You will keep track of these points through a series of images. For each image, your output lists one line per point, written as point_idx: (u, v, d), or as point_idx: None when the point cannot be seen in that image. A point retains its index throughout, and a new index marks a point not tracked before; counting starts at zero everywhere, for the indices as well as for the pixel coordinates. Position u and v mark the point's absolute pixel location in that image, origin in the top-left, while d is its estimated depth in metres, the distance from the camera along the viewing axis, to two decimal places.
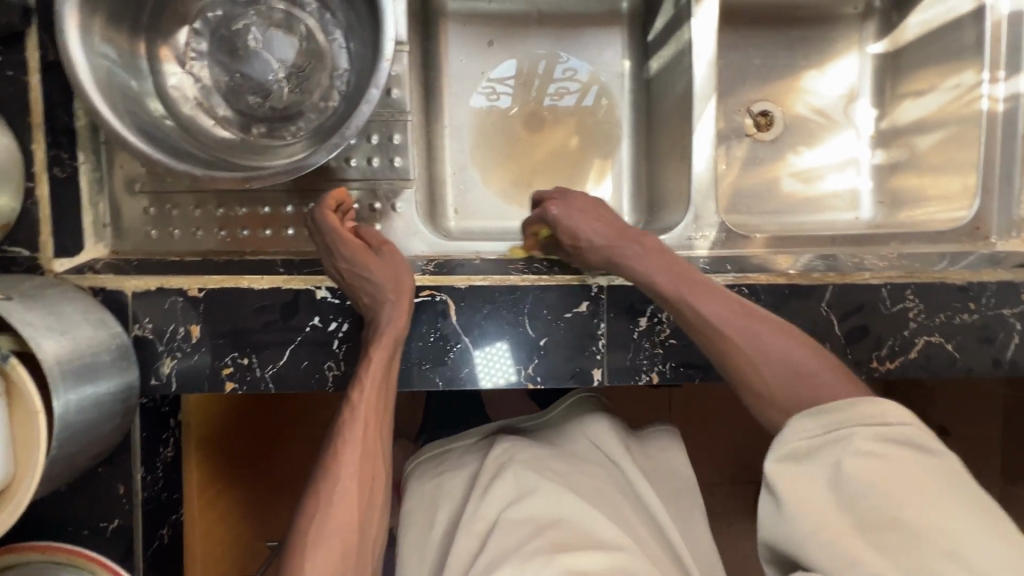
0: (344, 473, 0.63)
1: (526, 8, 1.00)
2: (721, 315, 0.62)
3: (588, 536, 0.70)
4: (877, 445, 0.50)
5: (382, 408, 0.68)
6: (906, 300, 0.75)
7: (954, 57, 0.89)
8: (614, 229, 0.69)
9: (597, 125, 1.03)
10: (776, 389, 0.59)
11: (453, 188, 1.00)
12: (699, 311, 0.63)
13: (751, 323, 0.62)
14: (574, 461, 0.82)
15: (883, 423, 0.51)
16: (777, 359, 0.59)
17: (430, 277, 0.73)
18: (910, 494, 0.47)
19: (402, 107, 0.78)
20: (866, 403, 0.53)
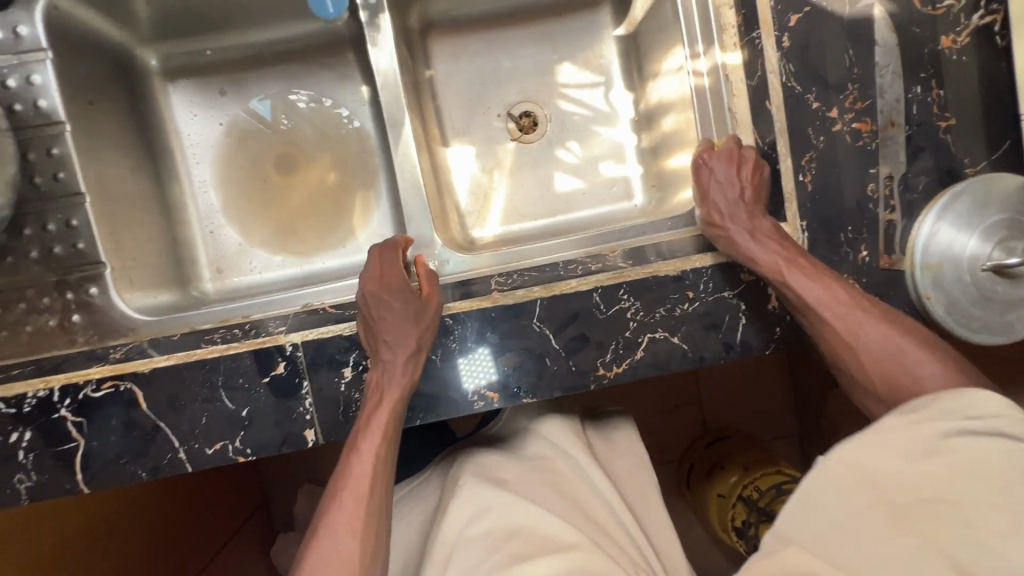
0: (332, 535, 0.61)
1: (249, 51, 0.95)
2: (829, 297, 0.68)
3: (545, 542, 0.69)
4: (954, 440, 0.51)
5: (387, 459, 0.66)
6: (620, 301, 0.72)
7: (668, 36, 0.86)
8: (746, 204, 0.72)
9: (353, 157, 1.00)
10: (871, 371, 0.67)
11: (208, 248, 0.96)
12: (811, 290, 0.68)
13: (853, 312, 0.68)
14: (528, 466, 0.79)
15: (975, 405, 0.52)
16: (878, 346, 0.66)
17: (111, 367, 0.68)
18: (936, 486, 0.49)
19: (74, 190, 0.75)
20: (937, 400, 0.55)
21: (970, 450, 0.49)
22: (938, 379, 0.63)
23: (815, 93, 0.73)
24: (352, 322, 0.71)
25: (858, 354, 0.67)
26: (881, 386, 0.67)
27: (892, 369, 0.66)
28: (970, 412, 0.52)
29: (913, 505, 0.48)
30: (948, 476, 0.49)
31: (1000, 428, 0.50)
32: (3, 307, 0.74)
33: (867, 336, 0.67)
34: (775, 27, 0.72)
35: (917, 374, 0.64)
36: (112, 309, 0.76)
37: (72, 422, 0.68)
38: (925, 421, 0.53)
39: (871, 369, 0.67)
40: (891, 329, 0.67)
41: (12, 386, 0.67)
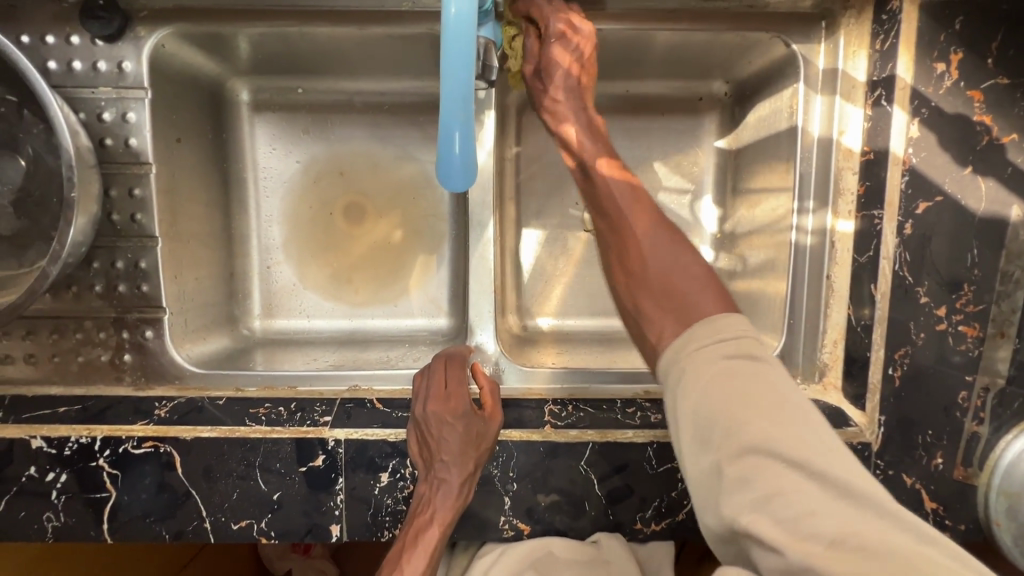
0: None
1: (341, 98, 0.93)
2: (631, 197, 0.63)
3: None
4: (726, 369, 0.49)
5: None
6: (673, 460, 0.70)
7: (774, 174, 0.81)
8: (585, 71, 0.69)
9: (420, 218, 0.97)
10: (648, 273, 0.59)
11: (261, 284, 0.95)
12: (617, 195, 0.63)
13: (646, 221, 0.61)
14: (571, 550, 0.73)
15: (726, 373, 0.49)
16: (661, 259, 0.59)
17: (153, 428, 0.68)
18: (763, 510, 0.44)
19: (149, 232, 0.74)
20: (705, 329, 0.53)
21: (737, 376, 0.49)
22: (708, 305, 0.55)
23: (926, 286, 0.68)
24: (399, 429, 0.69)
25: (640, 274, 0.59)
26: (655, 295, 0.58)
27: (663, 275, 0.58)
28: (731, 338, 0.51)
29: (756, 478, 0.45)
30: (761, 428, 0.46)
31: (748, 350, 0.50)
32: (59, 334, 0.74)
33: (650, 235, 0.60)
34: (899, 211, 0.67)
35: (692, 302, 0.55)
36: (163, 355, 0.75)
37: (107, 473, 0.67)
38: (706, 359, 0.51)
39: (653, 284, 0.58)
40: (681, 259, 0.59)
41: (56, 428, 0.67)
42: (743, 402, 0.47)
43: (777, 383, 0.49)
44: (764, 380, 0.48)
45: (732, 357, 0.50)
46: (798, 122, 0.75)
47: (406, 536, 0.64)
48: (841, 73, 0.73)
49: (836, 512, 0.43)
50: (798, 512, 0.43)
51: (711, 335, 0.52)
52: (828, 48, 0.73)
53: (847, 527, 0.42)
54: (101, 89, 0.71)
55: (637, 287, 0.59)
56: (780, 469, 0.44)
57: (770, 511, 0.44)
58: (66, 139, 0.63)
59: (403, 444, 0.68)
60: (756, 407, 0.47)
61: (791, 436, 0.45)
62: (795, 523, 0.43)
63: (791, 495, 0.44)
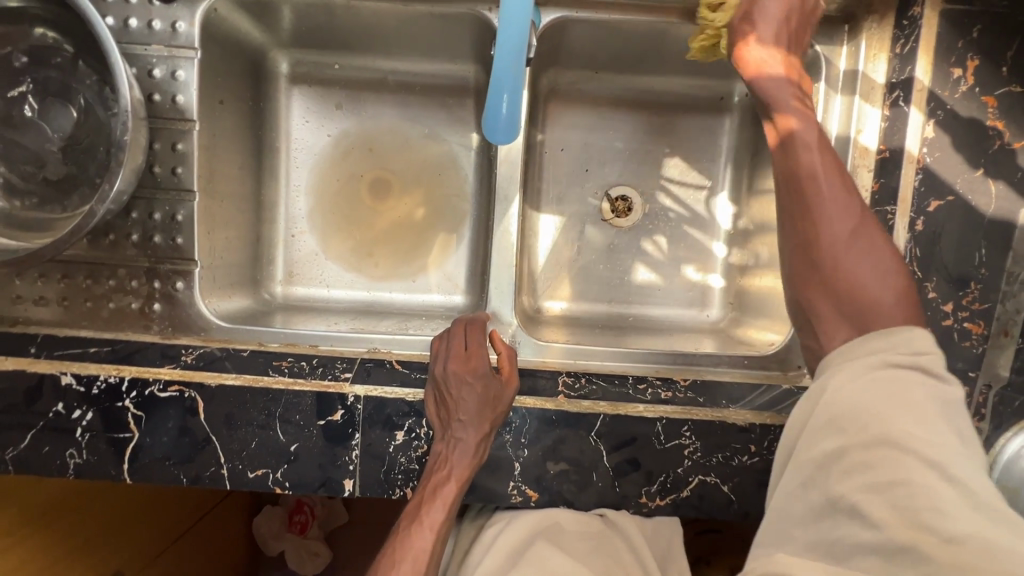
0: None
1: (375, 76, 0.96)
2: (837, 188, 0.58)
3: None
4: (891, 375, 0.49)
5: (438, 537, 0.67)
6: (680, 437, 0.72)
7: None
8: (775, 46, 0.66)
9: (445, 198, 1.00)
10: (835, 269, 0.55)
11: (285, 251, 0.98)
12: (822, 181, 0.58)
13: (835, 213, 0.57)
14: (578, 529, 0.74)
15: (887, 376, 0.49)
16: (858, 257, 0.55)
17: (179, 372, 0.70)
18: (883, 494, 0.44)
19: (187, 186, 0.76)
20: (883, 336, 0.52)
21: (899, 382, 0.49)
22: (899, 315, 0.53)
23: (934, 282, 0.70)
24: (417, 389, 0.72)
25: (830, 271, 0.55)
26: (834, 293, 0.55)
27: (844, 276, 0.55)
28: (907, 353, 0.50)
29: (881, 467, 0.45)
30: (903, 426, 0.46)
31: (920, 362, 0.50)
32: (93, 280, 0.76)
33: (837, 229, 0.56)
34: (912, 208, 0.70)
35: (879, 308, 0.53)
36: (191, 306, 0.78)
37: (132, 414, 0.70)
38: (873, 362, 0.51)
39: (838, 277, 0.55)
40: (877, 260, 0.55)
41: (86, 366, 0.70)
42: (897, 403, 0.48)
43: (934, 396, 0.48)
44: (920, 391, 0.48)
45: (901, 366, 0.50)
46: (817, 120, 0.78)
47: (424, 491, 0.67)
48: (861, 74, 0.75)
49: (968, 516, 0.41)
50: (923, 506, 0.43)
51: (887, 345, 0.51)
52: (849, 50, 0.76)
53: (977, 531, 0.40)
54: (153, 46, 0.74)
55: (823, 276, 0.56)
56: (923, 469, 0.44)
57: (890, 496, 0.44)
58: (124, 90, 0.66)
59: (420, 404, 0.71)
60: (901, 407, 0.47)
61: (934, 439, 0.46)
62: (913, 513, 0.42)
63: (916, 487, 0.43)
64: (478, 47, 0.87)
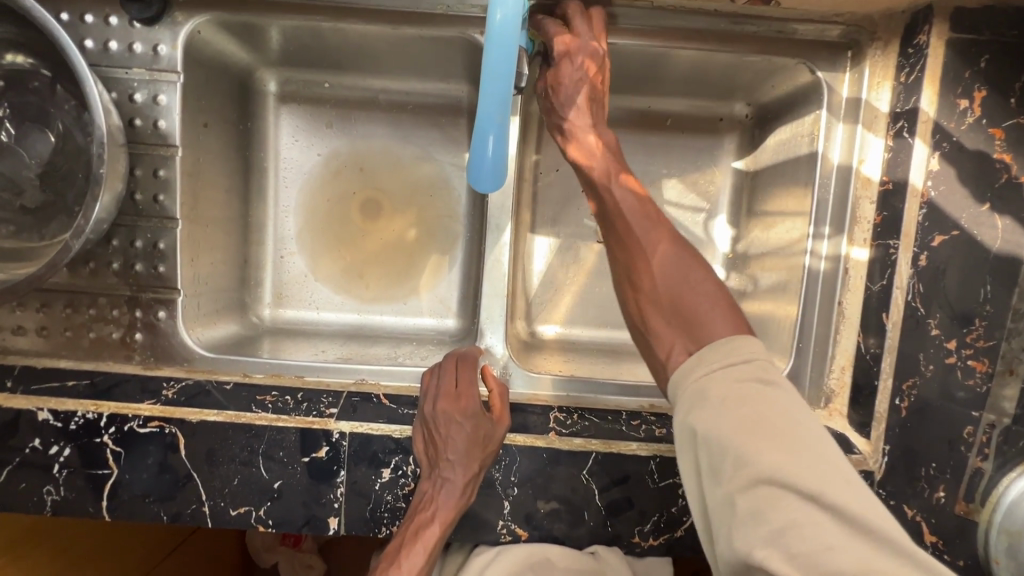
0: None
1: (366, 94, 0.94)
2: (645, 212, 0.62)
3: None
4: (735, 393, 0.50)
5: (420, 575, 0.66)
6: (675, 475, 0.70)
7: (791, 197, 0.82)
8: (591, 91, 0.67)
9: (437, 219, 0.98)
10: (655, 287, 0.58)
11: (274, 273, 0.96)
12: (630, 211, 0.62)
13: (651, 238, 0.60)
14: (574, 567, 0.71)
15: (732, 405, 0.49)
16: (673, 275, 0.58)
17: (159, 408, 0.68)
18: (784, 540, 0.45)
19: (170, 214, 0.74)
20: (720, 350, 0.52)
21: (748, 406, 0.49)
22: (721, 322, 0.55)
23: (938, 318, 0.68)
24: (405, 426, 0.70)
25: (652, 291, 0.58)
26: (665, 312, 0.57)
27: (667, 295, 0.57)
28: (742, 362, 0.51)
29: (766, 509, 0.46)
30: (774, 460, 0.47)
31: (759, 376, 0.51)
32: (72, 308, 0.74)
33: (657, 248, 0.59)
34: (915, 242, 0.68)
35: (707, 319, 0.55)
36: (173, 336, 0.76)
37: (111, 450, 0.68)
38: (713, 390, 0.51)
39: (663, 300, 0.57)
40: (693, 273, 0.58)
41: (63, 401, 0.68)
42: (753, 431, 0.48)
43: (787, 410, 0.49)
44: (763, 404, 0.49)
45: (741, 381, 0.50)
46: (818, 147, 0.76)
47: (407, 532, 0.65)
48: (864, 103, 0.73)
49: (851, 546, 0.44)
50: (812, 544, 0.44)
51: (723, 358, 0.52)
52: (852, 77, 0.74)
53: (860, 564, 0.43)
54: (134, 70, 0.72)
55: (652, 302, 0.58)
56: (803, 504, 0.45)
57: (784, 542, 0.45)
58: (100, 118, 0.63)
59: (407, 442, 0.69)
60: (758, 433, 0.48)
61: (795, 461, 0.47)
62: (811, 559, 0.44)
63: (806, 528, 0.45)
64: (471, 68, 0.85)
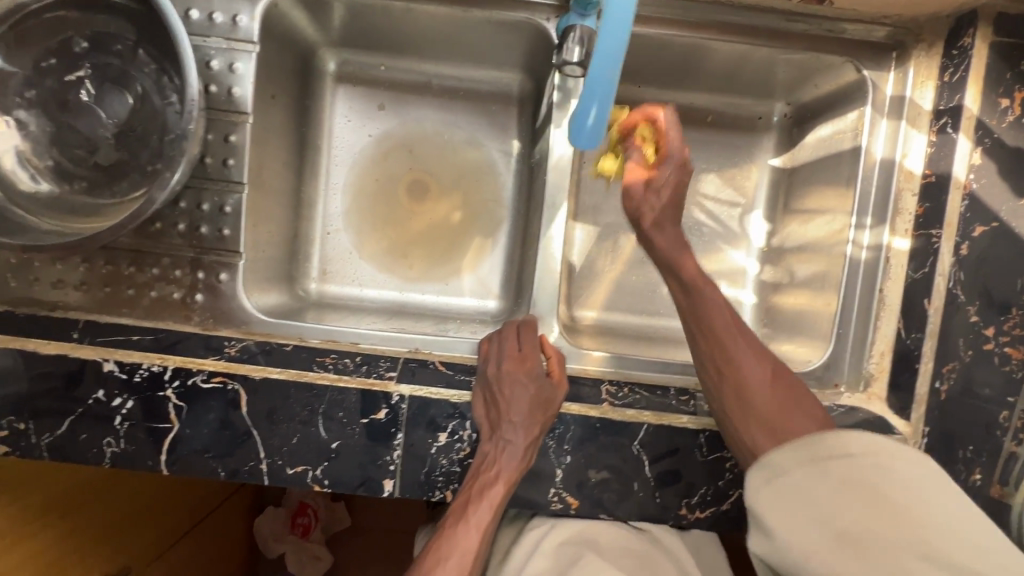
0: None
1: (420, 78, 0.97)
2: (725, 308, 0.70)
3: None
4: (854, 475, 0.52)
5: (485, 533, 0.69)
6: (723, 449, 0.72)
7: (833, 192, 0.85)
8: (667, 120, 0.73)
9: (481, 203, 1.00)
10: (751, 383, 0.65)
11: (321, 248, 0.98)
12: (714, 308, 0.70)
13: (734, 332, 0.69)
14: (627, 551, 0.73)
15: (846, 459, 0.54)
16: (757, 379, 0.66)
17: (224, 363, 0.69)
18: (861, 518, 0.50)
19: (237, 178, 0.76)
20: (832, 436, 0.56)
21: (856, 438, 0.55)
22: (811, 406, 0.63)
23: (978, 306, 0.70)
24: (462, 391, 0.71)
25: (733, 385, 0.67)
26: (749, 417, 0.64)
27: (766, 410, 0.63)
28: (858, 452, 0.54)
29: (846, 490, 0.52)
30: (879, 465, 0.52)
31: (876, 459, 0.52)
32: (136, 267, 0.76)
33: (743, 353, 0.67)
34: (958, 232, 0.71)
35: (799, 394, 0.64)
36: (232, 299, 0.77)
37: (173, 404, 0.69)
38: (821, 452, 0.55)
39: (749, 407, 0.64)
40: (769, 373, 0.66)
41: (130, 353, 0.69)
42: (872, 454, 0.53)
43: (898, 442, 0.54)
44: (868, 433, 0.55)
45: (843, 441, 0.55)
46: (863, 142, 0.79)
47: (471, 491, 0.68)
48: (908, 100, 0.77)
49: (928, 530, 0.47)
50: (884, 528, 0.48)
51: (833, 448, 0.55)
52: (896, 77, 0.77)
53: (932, 550, 0.46)
54: (212, 38, 0.74)
55: (727, 356, 0.68)
56: (885, 499, 0.50)
57: (850, 522, 0.50)
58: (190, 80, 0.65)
59: (465, 406, 0.71)
60: (861, 448, 0.54)
61: (886, 469, 0.52)
62: (880, 532, 0.48)
63: (882, 506, 0.49)
64: (528, 56, 0.88)
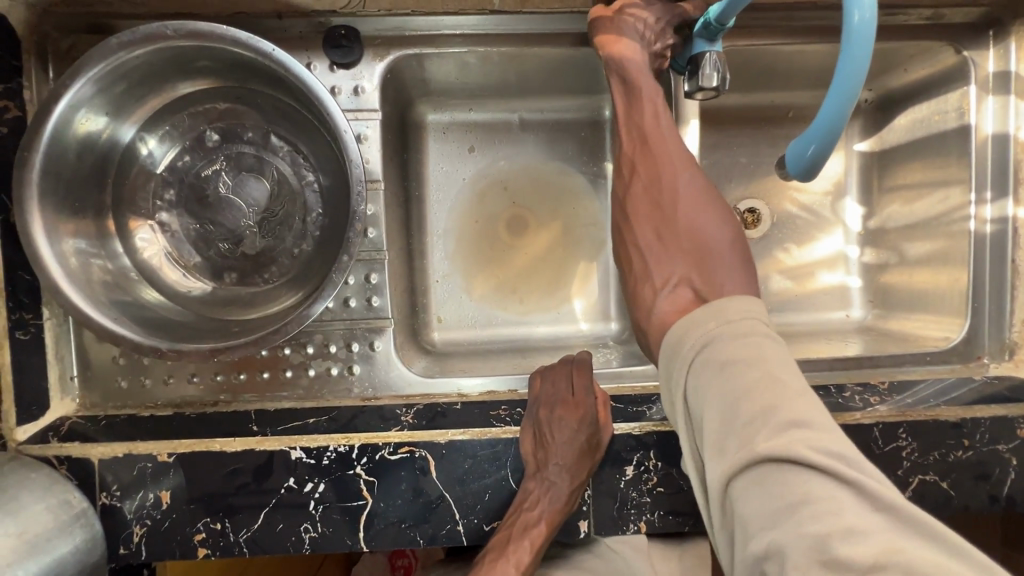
0: None
1: (508, 116, 0.98)
2: (674, 148, 0.72)
3: None
4: (740, 353, 0.51)
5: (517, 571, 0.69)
6: (898, 438, 0.73)
7: (939, 170, 0.87)
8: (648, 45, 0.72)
9: (582, 227, 1.01)
10: (682, 219, 0.69)
11: (435, 296, 0.98)
12: (670, 152, 0.72)
13: (667, 169, 0.71)
14: None
15: (735, 361, 0.50)
16: (691, 217, 0.69)
17: (406, 432, 0.70)
18: (812, 518, 0.42)
19: (377, 245, 0.76)
20: (731, 305, 0.55)
21: (750, 356, 0.50)
22: (730, 283, 0.64)
23: None
24: (639, 423, 0.72)
25: (673, 225, 0.70)
26: (665, 241, 0.69)
27: (684, 239, 0.68)
28: (738, 319, 0.54)
29: (777, 484, 0.44)
30: (786, 425, 0.46)
31: (759, 326, 0.53)
32: (291, 348, 0.76)
33: (685, 193, 0.70)
34: None
35: (717, 273, 0.66)
36: (390, 365, 0.77)
37: (364, 481, 0.69)
38: (731, 314, 0.54)
39: (670, 237, 0.69)
40: (723, 235, 0.68)
41: (314, 438, 0.69)
42: (762, 394, 0.47)
43: (784, 365, 0.50)
44: (768, 371, 0.49)
45: (739, 347, 0.51)
46: (970, 120, 0.82)
47: (514, 527, 0.68)
48: (1015, 74, 0.79)
49: (880, 532, 0.41)
50: (823, 516, 0.42)
51: (717, 323, 0.54)
52: (996, 53, 0.80)
53: (889, 542, 0.40)
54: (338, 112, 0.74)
55: (662, 230, 0.70)
56: (821, 483, 0.43)
57: (794, 523, 0.42)
58: (355, 166, 0.63)
59: (647, 437, 0.71)
60: (766, 391, 0.48)
61: (797, 434, 0.45)
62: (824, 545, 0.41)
63: (824, 501, 0.43)
64: None
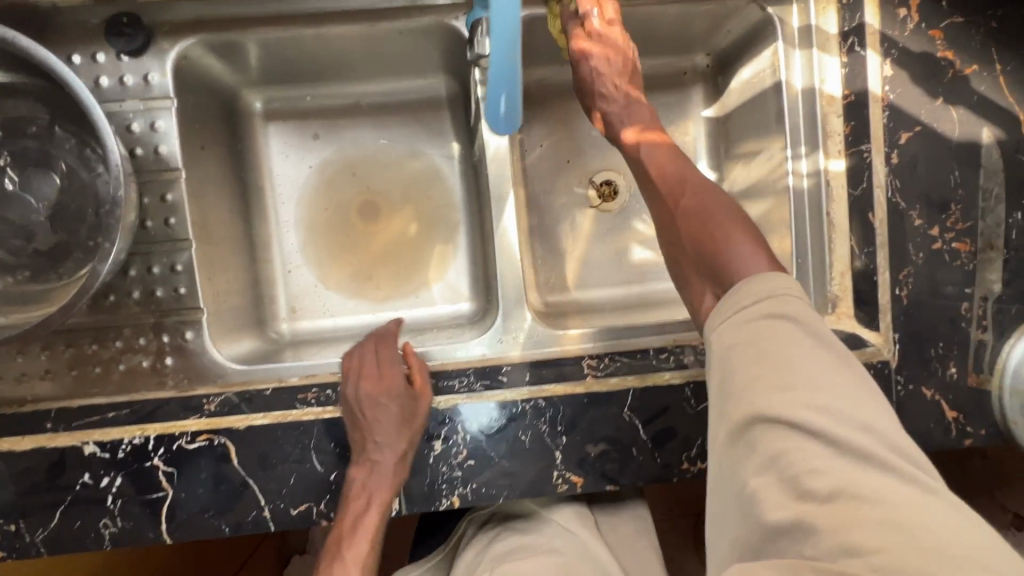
0: None
1: (347, 101, 0.97)
2: (698, 186, 0.65)
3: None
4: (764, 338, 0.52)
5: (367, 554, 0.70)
6: (709, 397, 0.73)
7: (764, 130, 0.87)
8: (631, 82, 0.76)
9: (434, 210, 1.01)
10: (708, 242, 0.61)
11: (285, 286, 0.97)
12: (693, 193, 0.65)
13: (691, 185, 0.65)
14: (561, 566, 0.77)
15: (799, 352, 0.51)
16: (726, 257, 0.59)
17: (207, 421, 0.70)
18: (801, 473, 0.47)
19: (181, 235, 0.76)
20: (760, 285, 0.55)
21: (796, 348, 0.51)
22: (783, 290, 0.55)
23: (918, 210, 0.75)
24: (447, 396, 0.72)
25: (693, 228, 0.63)
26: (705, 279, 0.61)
27: (715, 245, 0.60)
28: (788, 312, 0.52)
29: (770, 446, 0.49)
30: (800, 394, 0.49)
31: (801, 324, 0.52)
32: (99, 344, 0.75)
33: (711, 208, 0.63)
34: (885, 143, 0.75)
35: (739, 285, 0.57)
36: (204, 354, 0.77)
37: (163, 472, 0.68)
38: (765, 313, 0.53)
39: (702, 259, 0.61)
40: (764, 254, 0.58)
41: (109, 431, 0.69)
42: (783, 365, 0.50)
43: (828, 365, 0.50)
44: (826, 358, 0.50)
45: (772, 323, 0.53)
46: (782, 76, 0.81)
47: (343, 524, 0.68)
48: (815, 28, 0.79)
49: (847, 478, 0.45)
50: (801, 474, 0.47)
51: (761, 295, 0.54)
52: (800, 8, 0.80)
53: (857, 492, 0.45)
54: (128, 101, 0.74)
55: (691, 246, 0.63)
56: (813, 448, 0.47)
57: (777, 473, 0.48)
58: (114, 154, 0.64)
59: (452, 410, 0.72)
60: (786, 371, 0.50)
61: (809, 397, 0.49)
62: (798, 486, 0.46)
63: (808, 459, 0.47)
64: (448, 57, 0.89)
